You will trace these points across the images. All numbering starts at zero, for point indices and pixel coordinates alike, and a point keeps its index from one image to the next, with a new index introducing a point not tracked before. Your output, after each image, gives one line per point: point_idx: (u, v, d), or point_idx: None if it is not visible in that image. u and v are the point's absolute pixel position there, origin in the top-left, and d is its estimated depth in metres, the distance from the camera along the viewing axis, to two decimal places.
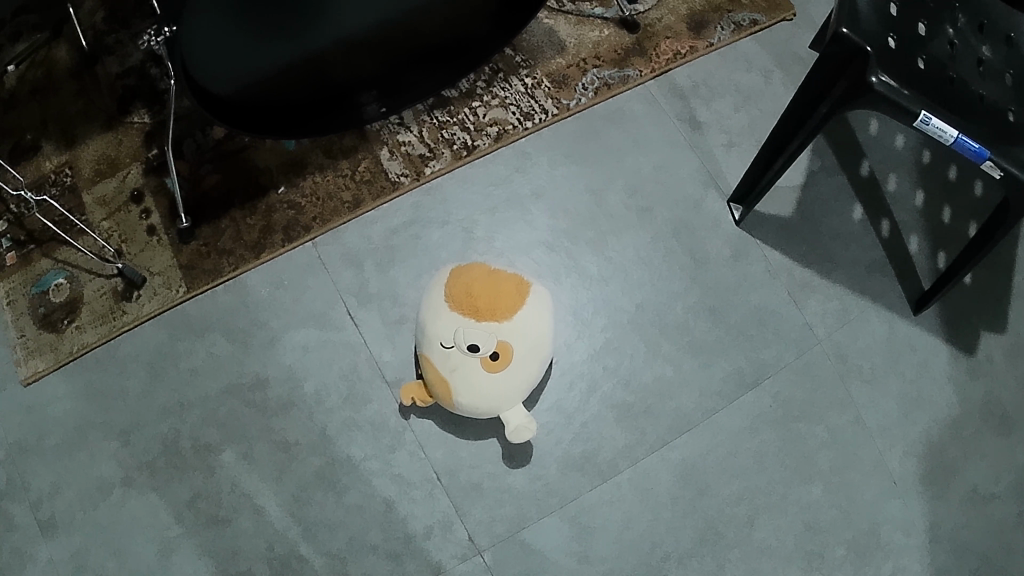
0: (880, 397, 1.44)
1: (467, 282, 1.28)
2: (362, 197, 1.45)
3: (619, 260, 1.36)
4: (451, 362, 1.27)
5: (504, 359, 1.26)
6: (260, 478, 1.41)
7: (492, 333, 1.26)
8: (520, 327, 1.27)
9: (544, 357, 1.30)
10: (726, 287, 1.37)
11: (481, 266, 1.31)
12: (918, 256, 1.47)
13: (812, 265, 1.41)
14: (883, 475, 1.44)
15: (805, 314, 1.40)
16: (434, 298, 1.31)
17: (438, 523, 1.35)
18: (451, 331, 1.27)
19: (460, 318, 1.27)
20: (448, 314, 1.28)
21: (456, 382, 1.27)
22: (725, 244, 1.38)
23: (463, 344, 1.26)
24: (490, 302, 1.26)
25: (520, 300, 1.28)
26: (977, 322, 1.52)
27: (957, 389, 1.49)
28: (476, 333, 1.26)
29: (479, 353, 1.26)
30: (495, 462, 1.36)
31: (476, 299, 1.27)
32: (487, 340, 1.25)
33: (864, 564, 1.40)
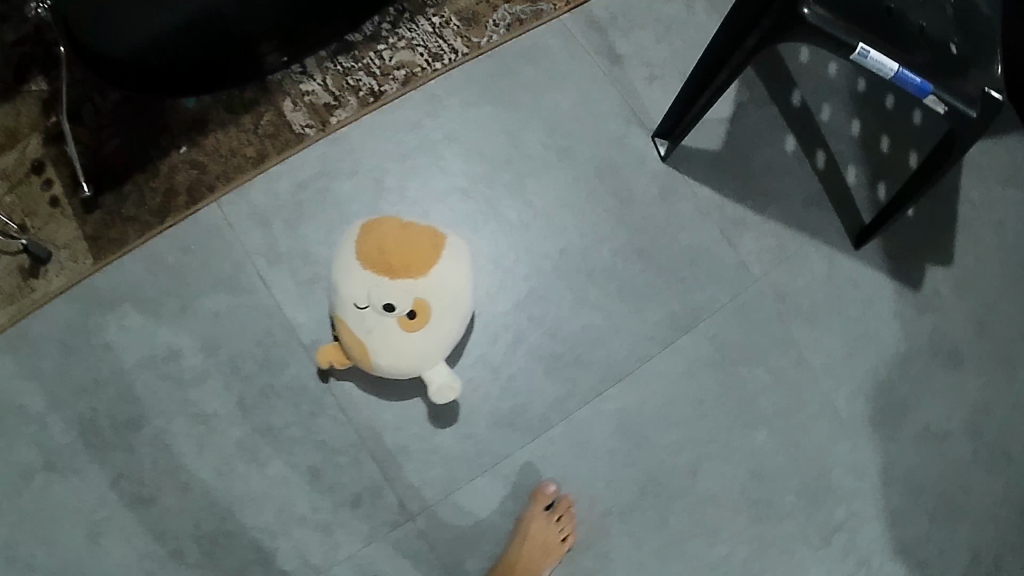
0: (821, 336, 1.39)
1: (380, 239, 1.20)
2: (267, 151, 1.40)
3: (538, 203, 1.29)
4: (366, 324, 1.19)
5: (422, 318, 1.19)
6: (183, 454, 1.34)
7: (409, 291, 1.18)
8: (438, 283, 1.19)
9: (466, 311, 1.23)
10: (655, 227, 1.30)
11: (394, 220, 1.23)
12: (857, 187, 1.46)
13: (744, 200, 1.37)
14: (831, 417, 1.39)
15: (739, 253, 1.34)
16: (347, 256, 1.22)
17: (367, 490, 1.29)
18: (365, 292, 1.19)
19: (373, 276, 1.19)
20: (362, 274, 1.20)
21: (371, 344, 1.19)
22: (651, 181, 1.32)
23: (378, 305, 1.18)
24: (405, 257, 1.18)
25: (438, 254, 1.20)
26: (921, 255, 1.48)
27: (903, 324, 1.45)
28: (391, 292, 1.18)
29: (394, 313, 1.18)
30: (420, 423, 1.29)
31: (390, 256, 1.18)
32: (404, 298, 1.17)
33: (814, 510, 1.36)
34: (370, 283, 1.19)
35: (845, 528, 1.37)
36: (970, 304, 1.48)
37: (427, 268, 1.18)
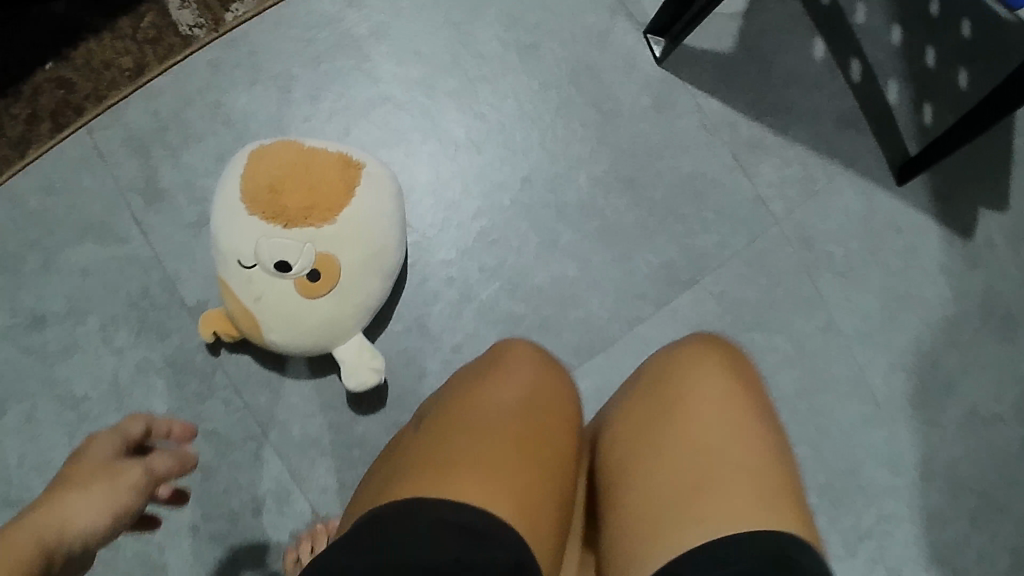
0: (852, 295, 1.11)
1: (270, 171, 0.84)
2: (146, 61, 1.06)
3: (493, 117, 0.97)
4: (256, 290, 0.85)
5: (327, 283, 0.85)
6: (47, 450, 1.03)
7: (308, 245, 0.84)
8: (349, 233, 0.85)
9: (390, 270, 0.89)
10: (648, 148, 0.99)
11: (293, 143, 0.87)
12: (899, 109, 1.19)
13: (761, 117, 1.07)
14: (861, 397, 1.11)
15: (756, 185, 1.03)
16: (227, 194, 0.87)
17: (271, 495, 0.99)
18: (249, 245, 0.84)
19: (260, 223, 0.84)
20: (245, 220, 0.84)
21: (260, 317, 0.86)
22: (642, 90, 1.00)
23: (267, 265, 0.84)
24: (302, 195, 0.83)
25: (348, 192, 0.85)
26: (974, 196, 1.18)
27: (951, 283, 1.16)
28: (285, 246, 0.83)
29: (289, 275, 0.84)
30: (338, 407, 1.00)
31: (282, 195, 0.83)
32: (301, 255, 0.83)
33: (839, 514, 1.09)
34: (256, 233, 0.84)
35: (875, 536, 1.10)
36: None
37: (332, 210, 0.84)
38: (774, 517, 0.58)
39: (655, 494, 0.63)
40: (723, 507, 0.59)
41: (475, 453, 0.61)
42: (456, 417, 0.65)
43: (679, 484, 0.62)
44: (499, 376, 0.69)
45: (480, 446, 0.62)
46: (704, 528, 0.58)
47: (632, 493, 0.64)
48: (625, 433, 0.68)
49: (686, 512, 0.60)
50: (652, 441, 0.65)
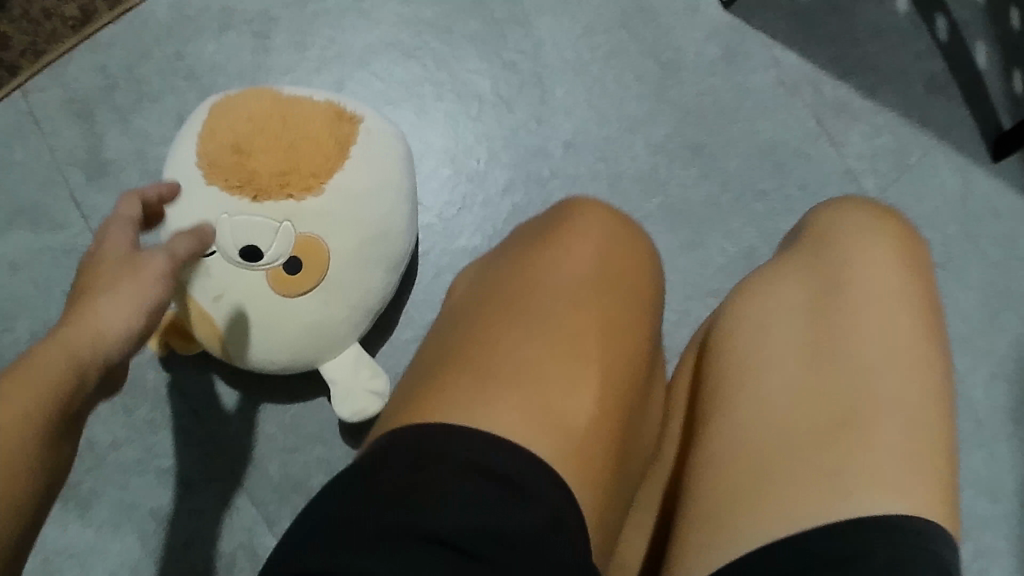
0: (949, 290, 0.93)
1: (233, 126, 0.64)
2: (93, 4, 0.84)
3: (527, 69, 0.77)
4: (214, 285, 0.64)
5: (311, 275, 0.64)
6: None
7: (285, 224, 0.63)
8: (341, 209, 0.64)
9: (393, 260, 0.69)
10: (719, 109, 0.79)
11: (267, 92, 0.66)
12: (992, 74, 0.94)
13: (844, 78, 0.89)
14: (963, 413, 0.92)
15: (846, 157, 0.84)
16: (177, 159, 0.66)
17: (243, 552, 0.77)
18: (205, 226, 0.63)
19: (221, 195, 0.63)
20: (201, 192, 0.63)
21: (221, 322, 0.65)
22: (709, 39, 0.81)
23: (230, 252, 0.63)
24: (277, 158, 0.63)
25: (337, 155, 0.64)
26: None
27: None
28: (255, 226, 0.63)
29: (259, 265, 0.64)
30: (331, 435, 0.79)
31: (251, 158, 0.63)
32: (276, 238, 0.63)
33: None
34: (214, 209, 0.63)
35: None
36: None
37: (316, 179, 0.63)
38: (931, 493, 0.45)
39: (764, 413, 0.50)
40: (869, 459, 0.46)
41: (547, 369, 0.46)
42: (516, 299, 0.49)
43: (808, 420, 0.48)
44: (583, 253, 0.51)
45: (540, 344, 0.47)
46: (839, 484, 0.45)
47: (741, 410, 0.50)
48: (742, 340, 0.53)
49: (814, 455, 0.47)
50: (780, 358, 0.51)
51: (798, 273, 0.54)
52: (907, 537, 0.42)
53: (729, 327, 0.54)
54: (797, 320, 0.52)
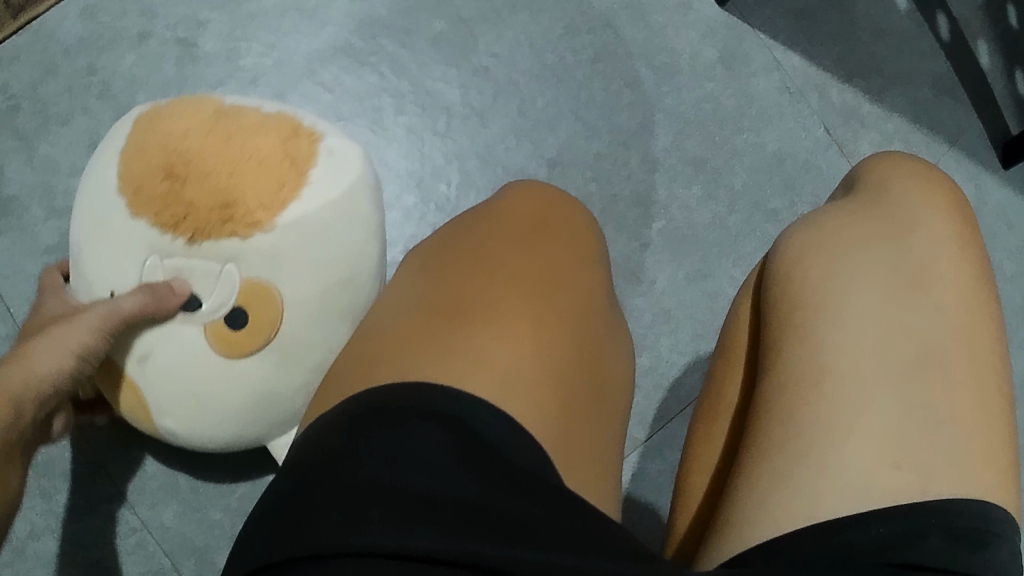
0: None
1: (162, 152, 0.53)
2: None
3: (502, 78, 0.67)
4: (140, 345, 0.53)
5: (259, 329, 0.53)
6: None
7: (226, 268, 0.53)
8: (296, 248, 0.53)
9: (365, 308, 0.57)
10: (720, 117, 0.70)
11: (212, 103, 0.55)
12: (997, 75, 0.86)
13: (848, 81, 0.81)
14: None
15: None
16: (92, 191, 0.54)
17: None
18: (129, 272, 0.52)
19: (146, 235, 0.52)
20: (123, 231, 0.52)
21: (150, 389, 0.53)
22: (705, 37, 0.72)
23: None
24: (217, 190, 0.52)
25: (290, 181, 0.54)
26: None
27: None
28: (191, 271, 0.52)
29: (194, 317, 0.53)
30: None
31: (185, 189, 0.52)
32: (215, 285, 0.53)
33: None
34: (140, 253, 0.52)
35: None
36: None
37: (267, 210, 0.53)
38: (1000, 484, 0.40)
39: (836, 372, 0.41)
40: (934, 419, 0.40)
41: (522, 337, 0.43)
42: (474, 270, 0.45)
43: (872, 375, 0.41)
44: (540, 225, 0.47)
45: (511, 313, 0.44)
46: (898, 446, 0.40)
47: (808, 365, 0.42)
48: (797, 274, 0.44)
49: (874, 413, 0.41)
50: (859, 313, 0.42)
51: (861, 204, 0.45)
52: (965, 515, 0.38)
53: (783, 261, 0.45)
54: (868, 256, 0.43)
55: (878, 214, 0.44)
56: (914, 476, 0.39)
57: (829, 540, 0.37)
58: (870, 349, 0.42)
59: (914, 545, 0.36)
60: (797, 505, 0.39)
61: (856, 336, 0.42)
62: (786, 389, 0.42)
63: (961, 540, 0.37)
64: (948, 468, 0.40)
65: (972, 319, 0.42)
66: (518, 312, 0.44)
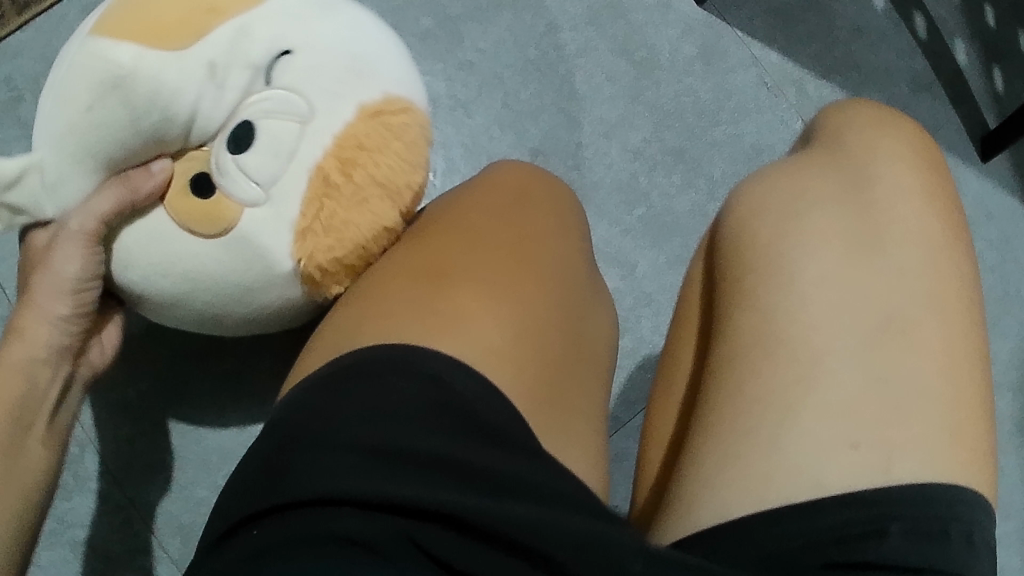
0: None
1: (412, 153, 0.51)
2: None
3: (488, 71, 0.70)
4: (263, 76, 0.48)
5: (188, 222, 0.48)
6: None
7: (250, 189, 0.47)
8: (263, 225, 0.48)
9: (253, 306, 0.52)
10: (699, 110, 0.73)
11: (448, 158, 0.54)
12: (967, 75, 0.90)
13: (827, 78, 0.84)
14: None
15: None
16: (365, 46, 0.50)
17: None
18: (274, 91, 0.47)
19: (320, 125, 0.48)
20: (328, 97, 0.48)
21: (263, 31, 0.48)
22: (684, 35, 0.74)
23: (232, 110, 0.47)
24: (354, 204, 0.49)
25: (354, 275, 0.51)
26: None
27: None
28: (260, 163, 0.47)
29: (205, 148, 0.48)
30: None
31: (359, 169, 0.49)
32: (234, 178, 0.47)
33: None
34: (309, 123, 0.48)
35: None
36: None
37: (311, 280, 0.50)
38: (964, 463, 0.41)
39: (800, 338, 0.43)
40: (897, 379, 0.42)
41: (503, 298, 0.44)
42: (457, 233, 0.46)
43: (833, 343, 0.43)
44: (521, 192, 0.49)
45: (489, 272, 0.44)
46: (862, 417, 0.41)
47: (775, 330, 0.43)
48: (750, 234, 0.45)
49: (837, 373, 0.42)
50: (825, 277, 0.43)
51: (825, 157, 0.47)
52: (932, 499, 0.39)
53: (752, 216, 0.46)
54: (829, 216, 0.45)
55: (842, 172, 0.46)
56: (878, 445, 0.40)
57: (793, 524, 0.39)
58: (833, 307, 0.43)
59: (877, 536, 0.38)
60: (762, 465, 0.41)
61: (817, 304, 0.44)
62: (754, 354, 0.43)
63: (921, 535, 0.39)
64: (910, 434, 0.41)
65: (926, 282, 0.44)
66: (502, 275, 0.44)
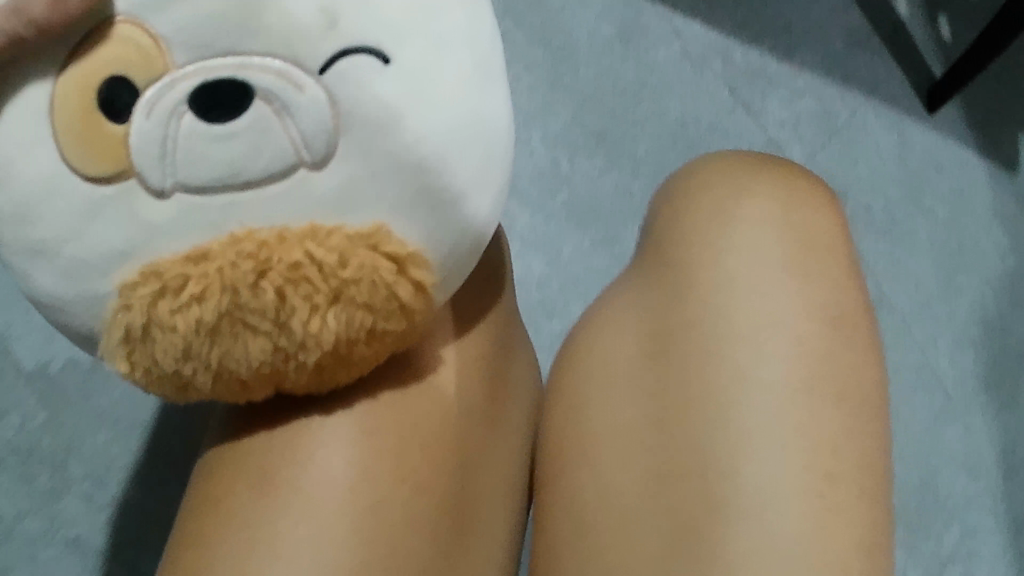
0: (896, 239, 0.88)
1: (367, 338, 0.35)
2: None
3: None
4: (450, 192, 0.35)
5: (61, 120, 0.30)
6: None
7: (158, 172, 0.31)
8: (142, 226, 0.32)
9: (67, 270, 0.33)
10: (621, 90, 0.75)
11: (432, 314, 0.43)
12: (911, 25, 0.96)
13: (759, 40, 0.83)
14: (928, 387, 0.88)
15: (765, 127, 0.80)
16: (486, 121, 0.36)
17: None
18: (337, 43, 0.31)
19: (309, 206, 0.32)
20: (375, 151, 0.33)
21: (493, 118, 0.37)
22: (600, 16, 0.76)
23: (223, 30, 0.30)
24: (270, 324, 0.32)
25: (203, 374, 0.34)
26: (999, 125, 1.03)
27: (995, 229, 0.97)
28: (208, 159, 0.31)
29: (153, 30, 0.30)
30: None
31: (290, 303, 0.32)
32: (154, 136, 0.30)
33: (916, 540, 0.84)
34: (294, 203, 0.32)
35: (960, 561, 0.85)
36: None
37: (128, 335, 0.33)
38: None
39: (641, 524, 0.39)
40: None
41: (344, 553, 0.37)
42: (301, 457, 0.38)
43: (743, 474, 0.37)
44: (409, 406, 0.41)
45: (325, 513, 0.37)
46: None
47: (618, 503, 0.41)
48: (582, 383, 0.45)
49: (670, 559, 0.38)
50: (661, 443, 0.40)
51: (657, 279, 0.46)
52: None
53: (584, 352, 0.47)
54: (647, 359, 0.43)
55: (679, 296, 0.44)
56: None
57: None
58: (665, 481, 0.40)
59: None
60: None
61: (714, 420, 0.39)
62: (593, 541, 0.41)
63: None
64: None
65: (847, 412, 0.39)
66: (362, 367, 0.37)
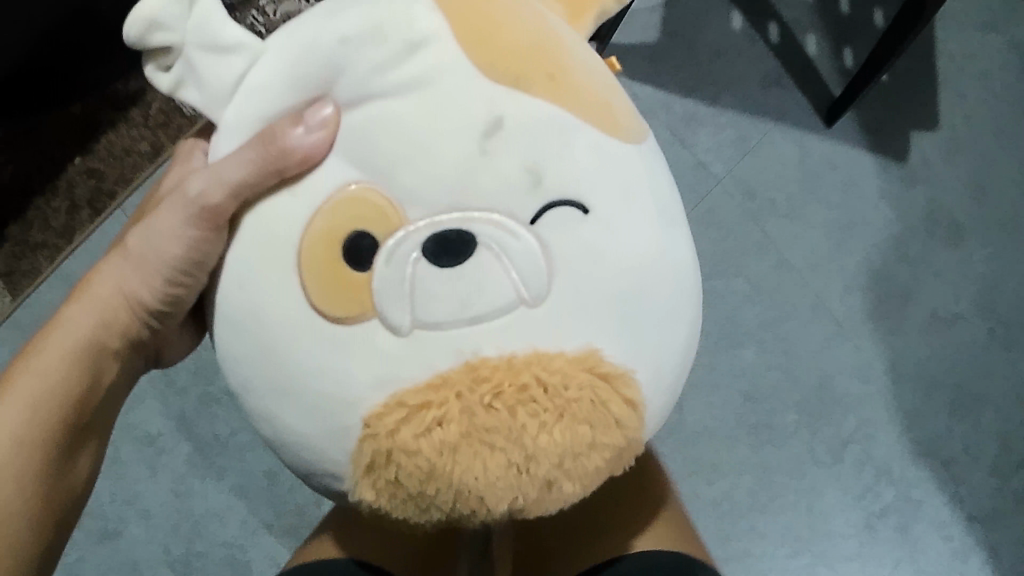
0: (795, 219, 1.29)
1: (559, 430, 0.52)
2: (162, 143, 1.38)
3: None
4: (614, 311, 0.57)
5: (320, 260, 0.56)
6: (135, 478, 1.25)
7: (399, 312, 0.54)
8: (382, 343, 0.55)
9: (333, 384, 0.56)
10: None
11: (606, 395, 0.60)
12: (819, 59, 1.36)
13: (693, 92, 1.30)
14: (825, 322, 1.27)
15: (696, 153, 1.28)
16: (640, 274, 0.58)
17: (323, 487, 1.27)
18: (542, 199, 0.56)
19: (515, 329, 0.54)
20: (575, 287, 0.56)
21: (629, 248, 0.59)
22: None
23: (455, 212, 0.55)
24: (496, 436, 0.51)
25: (442, 483, 0.52)
26: (900, 126, 1.40)
27: (891, 204, 1.35)
28: (440, 293, 0.54)
29: (397, 201, 0.55)
30: None
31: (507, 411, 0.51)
32: (404, 275, 0.54)
33: (819, 425, 1.24)
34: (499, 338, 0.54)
35: (857, 440, 1.25)
36: (966, 170, 1.39)
37: (376, 459, 0.54)
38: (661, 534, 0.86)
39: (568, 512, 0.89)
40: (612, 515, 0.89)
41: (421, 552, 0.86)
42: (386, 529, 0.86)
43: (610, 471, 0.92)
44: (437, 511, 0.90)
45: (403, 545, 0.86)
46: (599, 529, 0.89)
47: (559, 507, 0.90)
48: None
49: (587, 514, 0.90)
50: None
51: None
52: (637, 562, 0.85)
53: None
54: None
55: None
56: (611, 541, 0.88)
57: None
58: None
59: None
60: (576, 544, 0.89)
61: None
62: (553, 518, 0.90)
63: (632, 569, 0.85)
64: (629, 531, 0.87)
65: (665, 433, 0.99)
66: (550, 456, 0.52)
